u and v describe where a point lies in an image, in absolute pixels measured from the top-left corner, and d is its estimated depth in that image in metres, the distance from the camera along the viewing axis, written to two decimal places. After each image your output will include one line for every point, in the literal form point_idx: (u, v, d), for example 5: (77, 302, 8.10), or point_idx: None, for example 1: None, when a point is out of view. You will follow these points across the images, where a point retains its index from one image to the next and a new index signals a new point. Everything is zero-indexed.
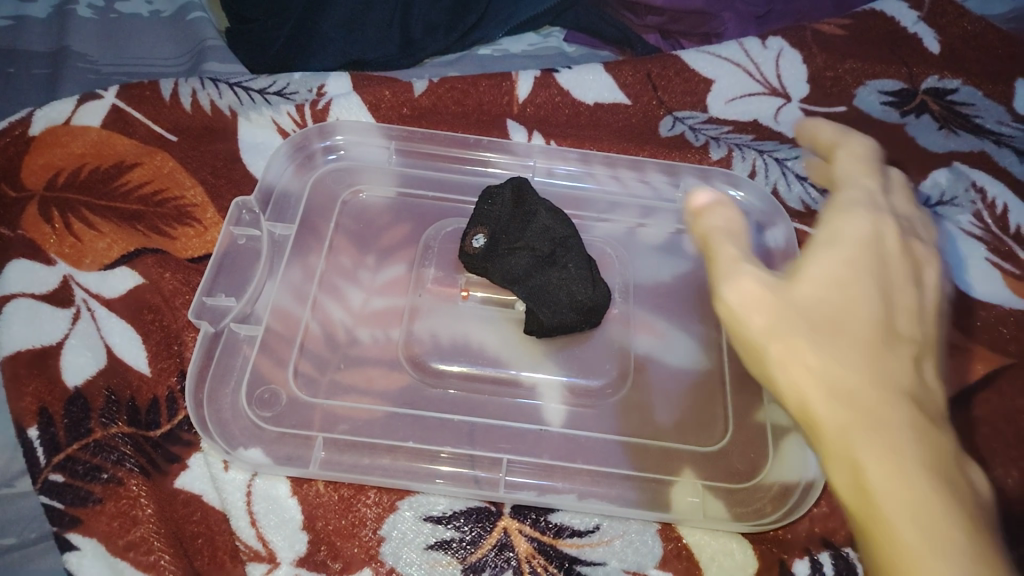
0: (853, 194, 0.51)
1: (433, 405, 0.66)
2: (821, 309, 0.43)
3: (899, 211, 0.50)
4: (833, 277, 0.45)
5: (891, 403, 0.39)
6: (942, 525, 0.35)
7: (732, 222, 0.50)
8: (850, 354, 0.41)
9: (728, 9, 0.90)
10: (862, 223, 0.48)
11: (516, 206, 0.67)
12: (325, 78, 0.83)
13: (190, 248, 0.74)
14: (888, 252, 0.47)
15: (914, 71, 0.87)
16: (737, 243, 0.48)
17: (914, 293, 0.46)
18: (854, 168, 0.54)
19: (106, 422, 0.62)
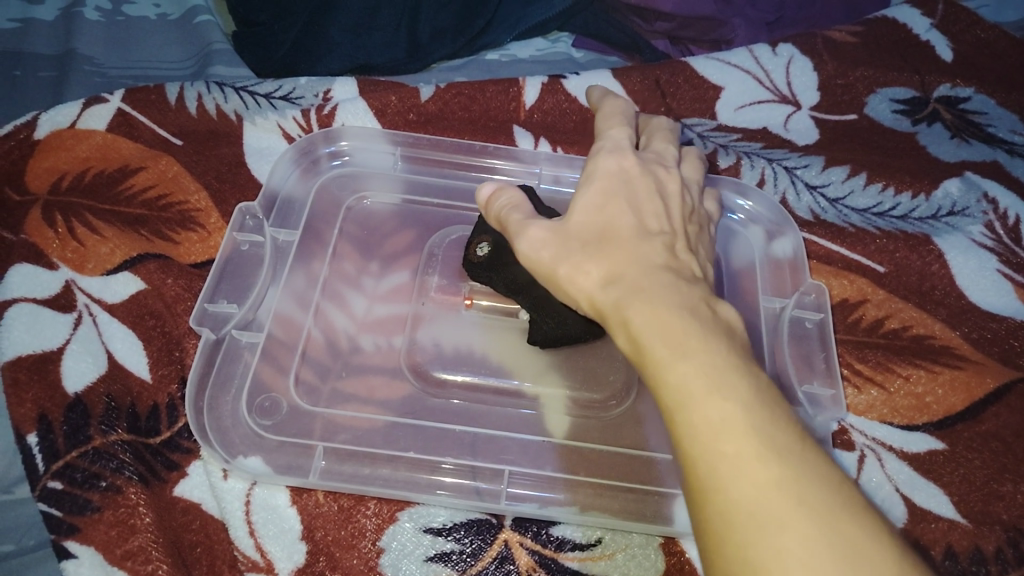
0: (602, 146, 0.59)
1: (433, 414, 0.66)
2: (588, 236, 0.52)
3: (617, 146, 0.59)
4: (599, 214, 0.53)
5: (654, 281, 0.47)
6: (694, 349, 0.42)
7: (512, 198, 0.58)
8: (617, 263, 0.49)
9: (739, 14, 0.90)
10: (604, 171, 0.56)
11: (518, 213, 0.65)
12: (331, 83, 0.84)
13: (192, 254, 0.74)
14: (620, 181, 0.56)
15: (926, 79, 0.87)
16: (523, 211, 0.57)
17: (656, 211, 0.55)
18: (605, 127, 0.61)
19: (106, 429, 0.61)
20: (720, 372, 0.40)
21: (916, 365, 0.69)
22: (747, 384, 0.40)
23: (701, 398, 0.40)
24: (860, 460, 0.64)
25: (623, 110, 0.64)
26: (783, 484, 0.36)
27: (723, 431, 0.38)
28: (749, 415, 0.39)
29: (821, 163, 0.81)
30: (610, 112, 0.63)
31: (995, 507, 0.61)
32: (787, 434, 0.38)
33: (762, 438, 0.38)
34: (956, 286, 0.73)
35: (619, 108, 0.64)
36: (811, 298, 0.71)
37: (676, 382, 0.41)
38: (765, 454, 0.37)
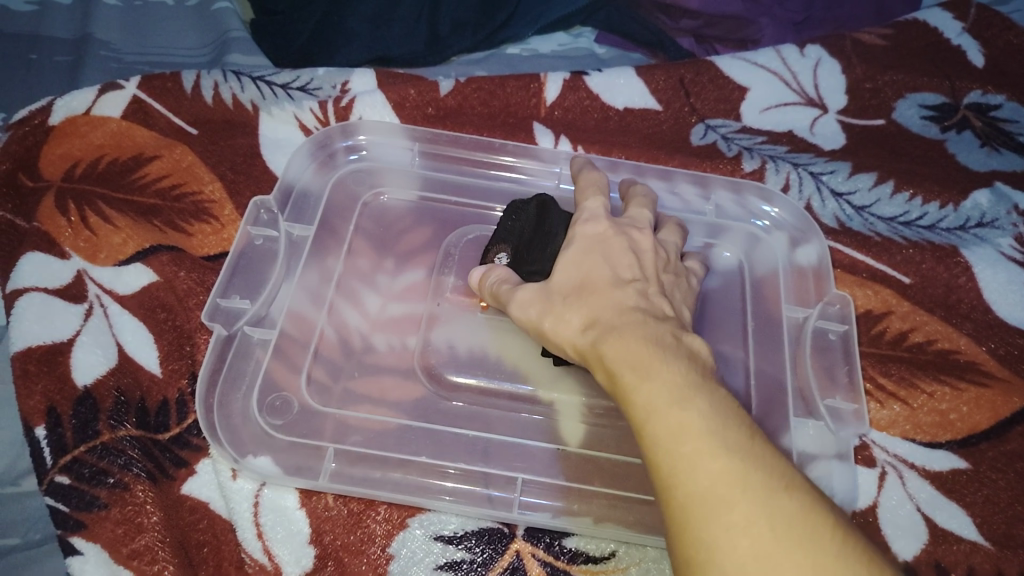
0: (584, 203, 0.63)
1: (448, 417, 0.65)
2: (568, 289, 0.55)
3: (595, 206, 0.62)
4: (579, 265, 0.56)
5: (625, 323, 0.51)
6: (657, 372, 0.46)
7: (500, 275, 0.61)
8: (596, 305, 0.53)
9: (766, 14, 0.88)
10: (584, 231, 0.59)
11: (533, 222, 0.65)
12: (350, 75, 0.82)
13: (205, 246, 0.73)
14: (601, 240, 0.58)
15: (957, 85, 0.85)
16: (508, 280, 0.60)
17: (633, 260, 0.57)
18: (581, 188, 0.65)
19: (114, 424, 0.61)
20: (680, 389, 0.45)
21: (940, 381, 0.67)
22: (705, 398, 0.44)
23: (664, 410, 0.44)
24: (880, 478, 0.63)
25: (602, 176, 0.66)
26: (735, 474, 0.40)
27: (685, 437, 0.42)
28: (707, 421, 0.43)
29: (848, 169, 0.80)
30: (590, 175, 0.66)
31: (1020, 530, 0.60)
32: (740, 437, 0.42)
33: (717, 439, 0.42)
34: (983, 301, 0.72)
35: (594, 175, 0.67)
36: (836, 309, 0.70)
37: (643, 404, 0.45)
38: (720, 451, 0.41)
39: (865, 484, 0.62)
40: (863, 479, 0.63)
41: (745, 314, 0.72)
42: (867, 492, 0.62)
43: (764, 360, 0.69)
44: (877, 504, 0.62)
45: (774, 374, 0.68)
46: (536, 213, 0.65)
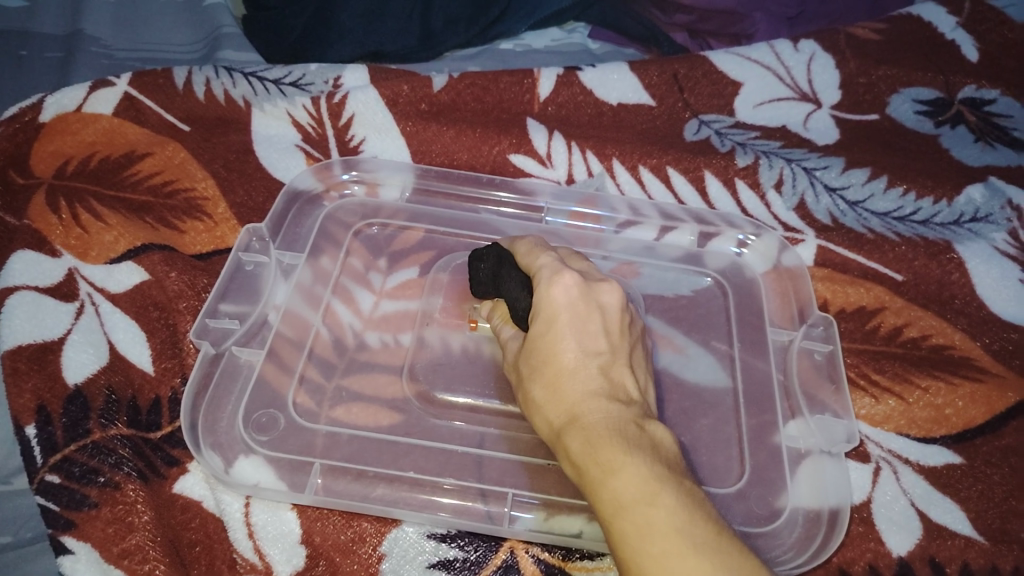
0: (539, 263, 0.56)
1: (432, 436, 0.64)
2: (535, 363, 0.52)
3: (551, 264, 0.55)
4: (540, 338, 0.52)
5: (591, 411, 0.48)
6: (622, 466, 0.44)
7: (497, 313, 0.61)
8: (561, 389, 0.50)
9: (761, 9, 0.87)
10: (540, 297, 0.53)
11: (493, 263, 0.60)
12: (342, 70, 0.82)
13: (197, 244, 0.72)
14: (567, 304, 0.52)
15: (951, 80, 0.85)
16: (506, 331, 0.59)
17: (597, 330, 0.52)
18: (526, 254, 0.59)
19: (105, 423, 0.60)
20: (646, 485, 0.43)
21: (935, 376, 0.67)
22: (672, 493, 0.43)
23: (630, 508, 0.43)
24: (874, 473, 0.63)
25: (543, 241, 0.60)
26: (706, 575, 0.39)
27: (653, 539, 0.41)
28: (675, 517, 0.42)
29: (841, 165, 0.79)
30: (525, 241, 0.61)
31: (1014, 526, 0.60)
32: (708, 534, 0.41)
33: (687, 538, 0.41)
34: (976, 296, 0.72)
35: (531, 243, 0.60)
36: (819, 329, 0.70)
37: (611, 501, 0.44)
38: (690, 553, 0.40)
39: (858, 479, 0.63)
40: (856, 474, 0.63)
41: (734, 311, 0.73)
42: (861, 486, 0.62)
43: (756, 357, 0.70)
44: (871, 498, 0.62)
45: (766, 372, 0.69)
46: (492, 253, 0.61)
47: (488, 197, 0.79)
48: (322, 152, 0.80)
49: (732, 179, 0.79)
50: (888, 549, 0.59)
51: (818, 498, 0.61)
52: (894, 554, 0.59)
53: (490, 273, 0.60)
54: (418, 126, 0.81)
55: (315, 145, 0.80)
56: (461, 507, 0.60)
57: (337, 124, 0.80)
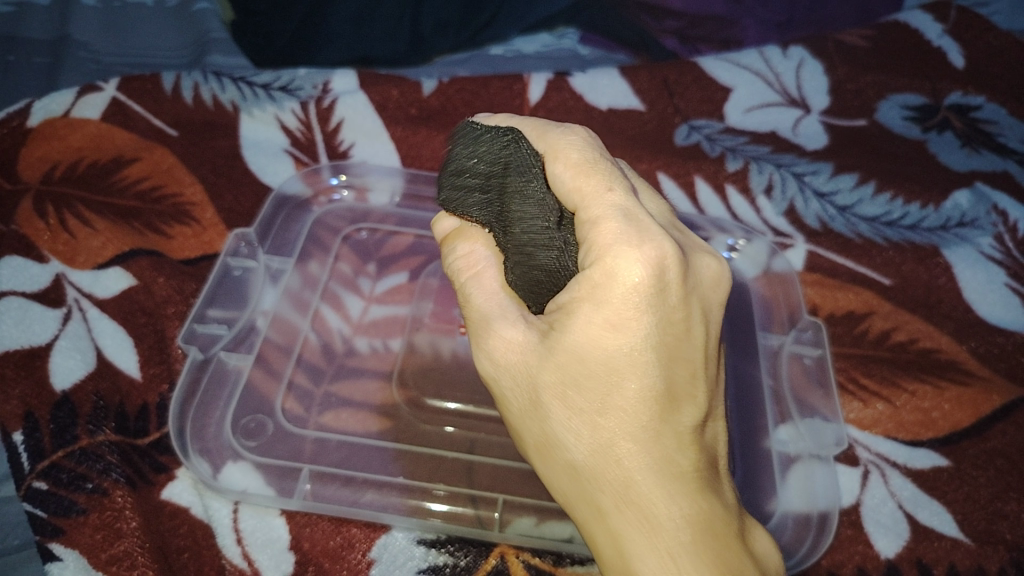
0: (602, 207, 0.40)
1: (424, 442, 0.66)
2: (589, 408, 0.41)
3: (633, 216, 0.40)
4: (610, 373, 0.40)
5: (672, 527, 0.41)
6: None
7: (472, 257, 0.47)
8: (623, 454, 0.41)
9: (749, 15, 0.88)
10: (620, 277, 0.39)
11: (502, 162, 0.45)
12: (330, 75, 0.82)
13: (185, 249, 0.71)
14: (657, 311, 0.40)
15: (937, 86, 0.86)
16: (485, 290, 0.45)
17: (684, 347, 0.41)
18: (573, 186, 0.42)
19: (93, 429, 0.60)
20: None
21: (922, 380, 0.67)
22: None
23: None
24: (863, 477, 0.63)
25: (594, 152, 0.43)
26: None
27: None
28: None
29: (830, 170, 0.80)
30: (565, 149, 0.43)
31: (999, 528, 0.60)
32: None
33: None
34: (963, 300, 0.72)
35: (582, 154, 0.42)
36: (809, 334, 0.70)
37: None
38: None
39: (847, 483, 0.63)
40: (845, 478, 0.63)
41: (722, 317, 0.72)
42: (850, 490, 0.63)
43: (747, 363, 0.70)
44: (860, 502, 0.62)
45: (756, 378, 0.69)
46: (502, 145, 0.44)
47: None
48: (311, 157, 0.79)
49: (723, 184, 0.79)
50: (876, 552, 0.59)
51: (807, 501, 0.61)
52: (883, 557, 0.59)
53: (485, 175, 0.46)
54: (408, 131, 0.81)
55: (303, 150, 0.79)
56: (453, 513, 0.60)
57: (326, 129, 0.80)
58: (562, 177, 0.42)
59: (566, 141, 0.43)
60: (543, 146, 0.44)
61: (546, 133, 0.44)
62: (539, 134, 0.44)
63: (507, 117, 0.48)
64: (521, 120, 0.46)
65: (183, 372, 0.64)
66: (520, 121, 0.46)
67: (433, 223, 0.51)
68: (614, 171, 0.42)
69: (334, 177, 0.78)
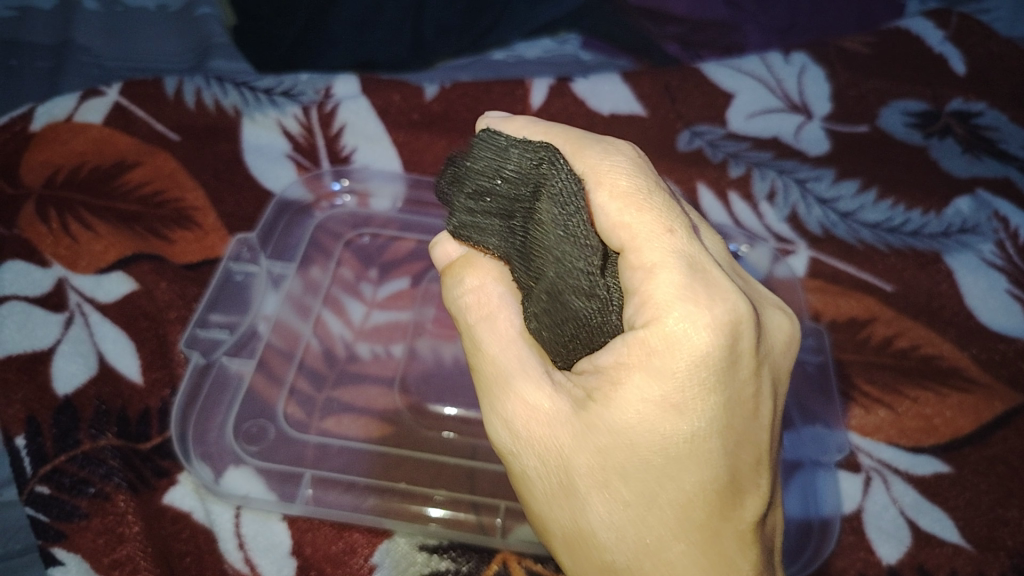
0: (660, 253, 0.36)
1: (425, 447, 0.66)
2: (636, 502, 0.37)
3: (699, 267, 0.36)
4: (664, 461, 0.36)
5: None
6: None
7: (481, 294, 0.43)
8: (670, 555, 0.37)
9: (751, 21, 0.89)
10: (682, 348, 0.35)
11: (531, 181, 0.41)
12: (333, 80, 0.82)
13: (186, 253, 0.71)
14: (726, 388, 0.36)
15: (939, 93, 0.86)
16: (498, 337, 0.41)
17: (750, 429, 0.37)
18: (620, 224, 0.37)
19: (95, 434, 0.61)
20: None
21: (924, 387, 0.67)
22: None
23: None
24: (866, 483, 0.63)
25: (647, 183, 0.39)
26: None
27: None
28: None
29: (832, 176, 0.80)
30: (616, 176, 0.39)
31: (1002, 534, 0.60)
32: None
33: None
34: (964, 306, 0.72)
35: (634, 184, 0.38)
36: (812, 340, 0.69)
37: None
38: None
39: (850, 489, 0.63)
40: (848, 484, 0.63)
41: None
42: (852, 496, 0.62)
43: None
44: (863, 508, 0.62)
45: None
46: (530, 162, 0.40)
47: None
48: (313, 161, 0.79)
49: (725, 190, 0.79)
50: (878, 558, 0.59)
51: (808, 507, 0.62)
52: (885, 563, 0.59)
53: (510, 198, 0.42)
54: (409, 136, 0.81)
55: (305, 155, 0.79)
56: (450, 520, 0.60)
57: (328, 134, 0.80)
58: (609, 207, 0.38)
59: (617, 166, 0.39)
60: (587, 169, 0.40)
61: (593, 155, 0.40)
62: (584, 155, 0.40)
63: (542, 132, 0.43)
64: (558, 137, 0.42)
65: (184, 376, 0.64)
66: (558, 138, 0.42)
67: (432, 243, 0.47)
68: (673, 206, 0.38)
69: (335, 181, 0.78)
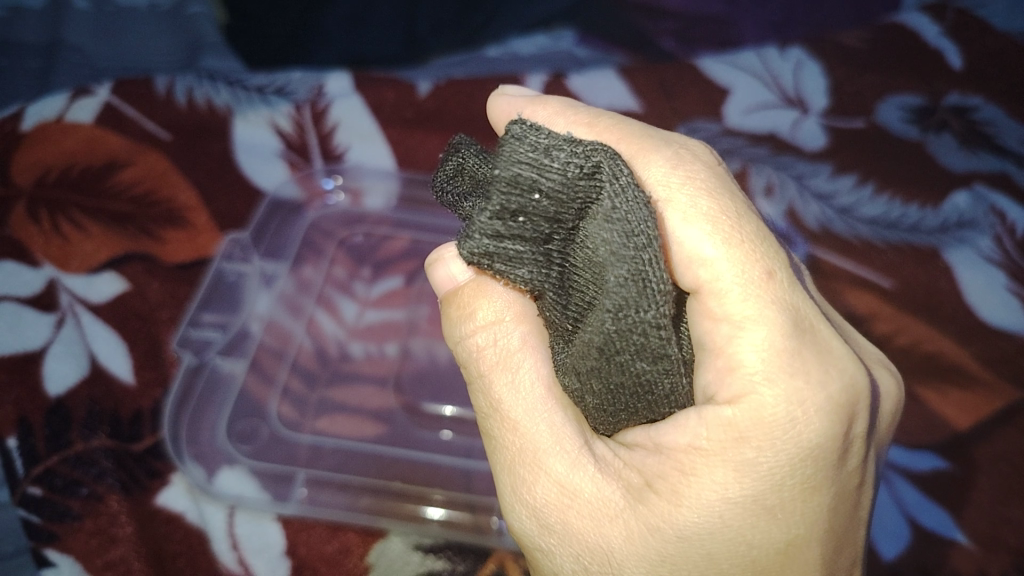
0: (760, 308, 0.35)
1: (418, 446, 0.66)
2: None
3: (809, 328, 0.36)
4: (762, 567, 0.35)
5: None
6: None
7: (499, 340, 0.40)
8: None
9: (746, 17, 0.89)
10: (775, 431, 0.34)
11: (585, 197, 0.35)
12: (324, 78, 0.81)
13: (179, 252, 0.70)
14: (832, 481, 0.36)
15: (936, 87, 0.85)
16: (526, 397, 0.39)
17: (846, 522, 0.37)
18: (703, 263, 0.36)
19: (87, 434, 0.60)
20: None
21: (923, 383, 0.67)
22: None
23: None
24: None
25: (733, 207, 0.37)
26: None
27: None
28: None
29: (829, 171, 0.79)
30: (698, 204, 0.37)
31: (1003, 532, 0.61)
32: None
33: None
34: (963, 302, 0.72)
35: (719, 208, 0.37)
36: None
37: None
38: None
39: None
40: None
41: None
42: None
43: None
44: None
45: None
46: (586, 173, 0.35)
47: None
48: (305, 158, 0.79)
49: None
50: (878, 557, 0.60)
51: None
52: (883, 560, 0.60)
53: (552, 216, 0.36)
54: (403, 134, 0.80)
55: (299, 153, 0.79)
56: (450, 519, 0.61)
57: (320, 131, 0.79)
58: (691, 235, 0.36)
59: (693, 185, 0.37)
60: (661, 189, 0.38)
61: (669, 168, 0.38)
62: (652, 170, 0.38)
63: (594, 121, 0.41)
64: (620, 133, 0.40)
65: (176, 376, 0.65)
66: (614, 137, 0.40)
67: (426, 264, 0.43)
68: (767, 238, 0.37)
69: (327, 179, 0.79)
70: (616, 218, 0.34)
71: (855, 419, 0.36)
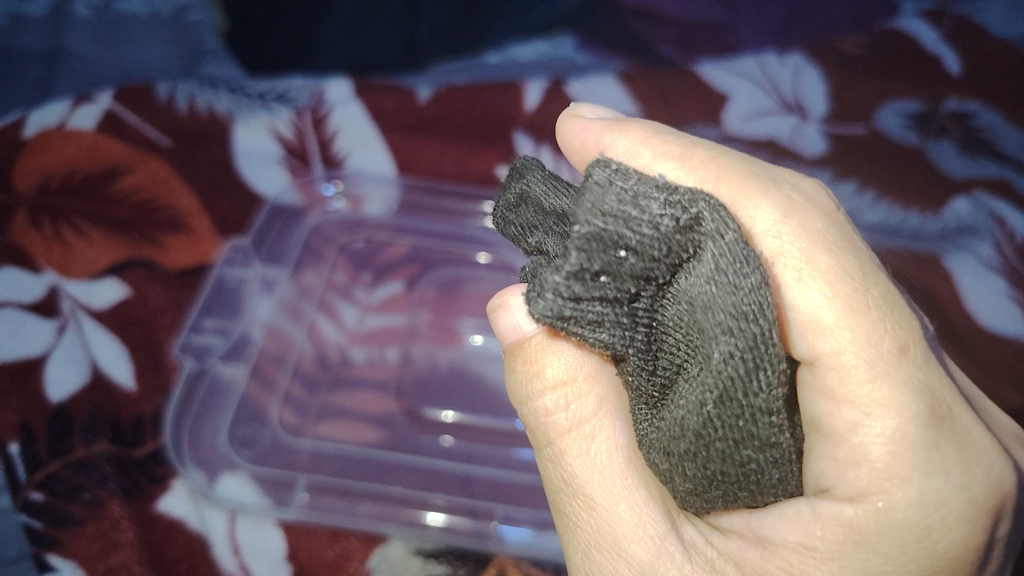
0: (892, 393, 0.34)
1: (418, 452, 0.66)
2: None
3: (948, 416, 0.34)
4: None
5: None
6: None
7: (575, 406, 0.40)
8: None
9: (746, 24, 0.89)
10: (903, 539, 0.33)
11: (679, 250, 0.34)
12: (324, 85, 0.81)
13: (179, 259, 0.71)
14: None
15: (935, 93, 0.85)
16: (607, 472, 0.38)
17: None
18: (818, 329, 0.35)
19: (89, 440, 0.61)
20: None
21: None
22: None
23: None
24: None
25: (857, 265, 0.35)
26: None
27: None
28: None
29: (830, 177, 0.80)
30: (815, 263, 0.36)
31: None
32: None
33: None
34: (964, 308, 0.72)
35: (838, 266, 0.35)
36: None
37: None
38: None
39: None
40: None
41: None
42: None
43: None
44: None
45: None
46: (682, 225, 0.34)
47: (472, 213, 0.80)
48: (305, 165, 0.80)
49: None
50: None
51: None
52: None
53: (640, 274, 0.35)
54: (403, 141, 0.81)
55: (299, 159, 0.80)
56: (451, 525, 0.61)
57: (321, 138, 0.80)
58: (809, 298, 0.35)
59: (800, 235, 0.37)
60: (770, 240, 0.37)
61: (777, 215, 0.37)
62: (758, 223, 0.38)
63: (689, 151, 0.41)
64: (723, 167, 0.40)
65: (177, 384, 0.65)
66: (714, 174, 0.40)
67: (490, 310, 0.42)
68: (894, 305, 0.35)
69: (327, 185, 0.80)
70: (723, 278, 0.33)
71: (992, 525, 0.34)
